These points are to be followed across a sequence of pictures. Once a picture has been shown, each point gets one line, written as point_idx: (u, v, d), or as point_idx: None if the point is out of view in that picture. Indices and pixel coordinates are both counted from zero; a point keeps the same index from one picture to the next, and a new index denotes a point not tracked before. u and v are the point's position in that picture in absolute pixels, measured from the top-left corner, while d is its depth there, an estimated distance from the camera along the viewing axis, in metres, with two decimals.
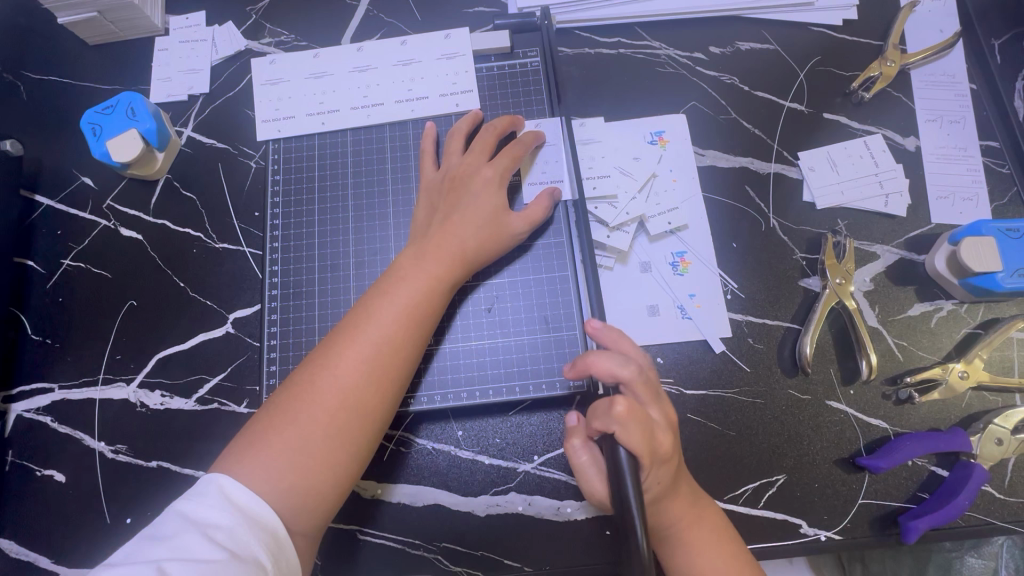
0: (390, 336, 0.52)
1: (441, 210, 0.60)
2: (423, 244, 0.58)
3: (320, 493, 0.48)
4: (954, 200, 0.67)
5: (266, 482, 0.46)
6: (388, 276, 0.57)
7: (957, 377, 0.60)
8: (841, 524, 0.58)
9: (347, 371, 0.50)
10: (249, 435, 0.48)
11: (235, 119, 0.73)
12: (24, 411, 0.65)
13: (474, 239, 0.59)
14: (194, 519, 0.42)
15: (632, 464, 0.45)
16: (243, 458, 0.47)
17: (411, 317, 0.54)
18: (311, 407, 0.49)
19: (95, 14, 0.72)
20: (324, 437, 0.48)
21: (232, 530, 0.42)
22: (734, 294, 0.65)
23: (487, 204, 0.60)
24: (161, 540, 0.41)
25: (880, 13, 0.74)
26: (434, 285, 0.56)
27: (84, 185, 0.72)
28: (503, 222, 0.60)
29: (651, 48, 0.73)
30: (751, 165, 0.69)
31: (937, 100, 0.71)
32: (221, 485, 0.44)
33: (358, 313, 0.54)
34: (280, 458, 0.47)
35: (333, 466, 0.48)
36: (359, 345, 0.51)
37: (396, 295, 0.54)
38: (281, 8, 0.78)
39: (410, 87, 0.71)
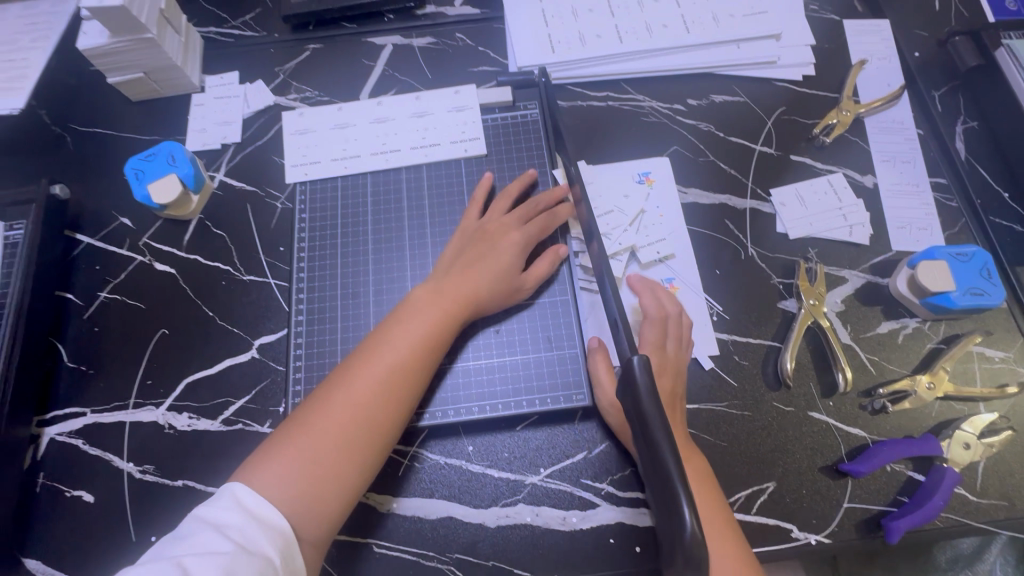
0: (405, 360, 0.58)
1: (467, 256, 0.67)
2: (443, 283, 0.64)
3: (329, 503, 0.52)
4: (910, 229, 0.75)
5: (278, 488, 0.50)
6: (405, 306, 0.62)
7: (925, 388, 0.66)
8: (829, 528, 0.62)
9: (363, 391, 0.55)
10: (269, 444, 0.53)
11: (264, 165, 0.81)
12: (57, 434, 0.69)
13: (487, 285, 0.65)
14: (209, 520, 0.47)
15: (647, 375, 0.43)
16: (261, 465, 0.51)
17: (422, 343, 0.59)
18: (325, 422, 0.53)
19: (141, 74, 0.81)
20: (336, 449, 0.53)
21: (243, 528, 0.47)
22: (720, 316, 0.71)
23: (507, 260, 0.66)
24: (179, 539, 0.46)
25: (833, 71, 0.84)
26: (452, 319, 0.62)
27: (122, 225, 0.79)
28: (516, 280, 0.67)
29: (636, 100, 0.83)
30: (729, 201, 0.77)
31: (889, 143, 0.80)
32: (235, 492, 0.49)
33: (376, 338, 0.59)
34: (293, 469, 0.51)
35: (341, 478, 0.52)
36: (375, 366, 0.57)
37: (412, 323, 0.60)
38: (307, 67, 0.87)
39: (425, 135, 0.79)
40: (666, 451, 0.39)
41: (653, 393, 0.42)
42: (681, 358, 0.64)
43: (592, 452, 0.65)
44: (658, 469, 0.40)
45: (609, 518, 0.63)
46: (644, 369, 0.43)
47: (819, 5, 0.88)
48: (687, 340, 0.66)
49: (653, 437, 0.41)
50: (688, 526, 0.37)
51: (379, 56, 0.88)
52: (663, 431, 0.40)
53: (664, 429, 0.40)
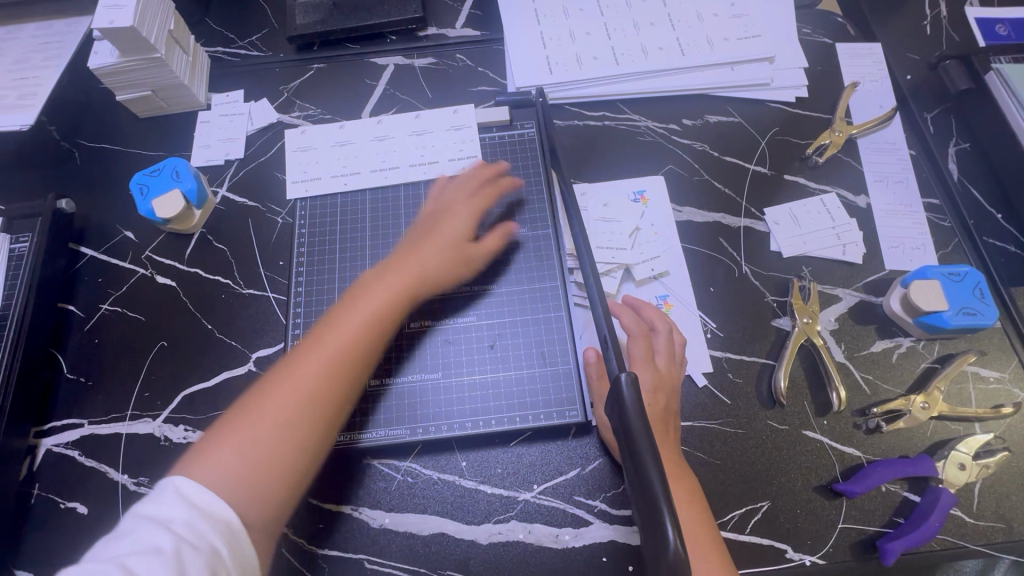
0: (352, 335, 0.58)
1: (421, 229, 0.70)
2: (391, 261, 0.67)
3: (273, 481, 0.51)
4: (904, 249, 0.76)
5: (219, 473, 0.50)
6: (355, 290, 0.64)
7: (919, 408, 0.66)
8: (824, 548, 0.62)
9: (304, 368, 0.56)
10: (210, 433, 0.53)
11: (266, 181, 0.83)
12: (54, 445, 0.69)
13: (437, 263, 0.67)
14: (150, 515, 0.45)
15: (635, 391, 0.43)
16: (202, 453, 0.51)
17: (368, 323, 0.60)
18: (268, 403, 0.54)
19: (149, 92, 0.83)
20: (279, 430, 0.53)
21: (186, 521, 0.45)
22: (714, 333, 0.71)
23: (456, 232, 0.69)
24: (120, 539, 0.44)
25: (826, 93, 0.86)
26: (401, 293, 0.63)
27: (126, 239, 0.80)
28: (467, 249, 0.69)
29: (632, 120, 0.84)
30: (723, 220, 0.78)
31: (882, 163, 0.81)
32: (176, 483, 0.47)
33: (325, 322, 0.60)
34: (236, 452, 0.51)
35: (286, 456, 0.53)
36: (318, 347, 0.57)
37: (358, 304, 0.61)
38: (310, 86, 0.90)
39: (424, 153, 0.81)
40: (650, 464, 0.40)
41: (640, 409, 0.43)
42: (673, 371, 0.64)
43: (585, 469, 0.65)
44: (642, 485, 0.41)
45: (602, 536, 0.63)
46: (632, 388, 0.44)
47: (812, 29, 0.91)
48: (681, 356, 0.67)
49: (638, 452, 0.41)
50: (670, 539, 0.37)
51: (381, 75, 0.90)
52: (649, 448, 0.41)
53: (649, 444, 0.41)
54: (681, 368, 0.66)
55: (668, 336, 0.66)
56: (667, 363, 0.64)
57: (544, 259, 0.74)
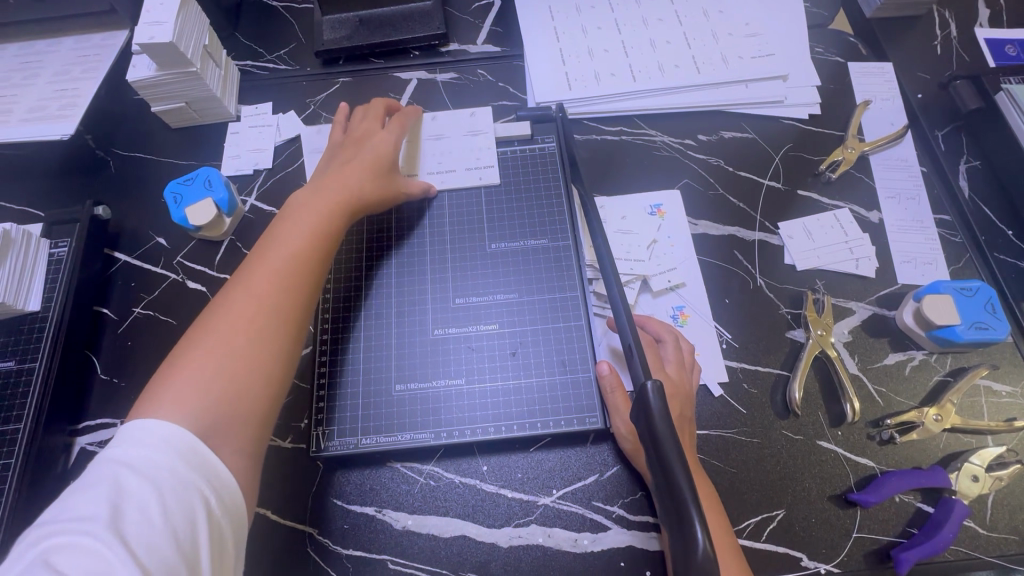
0: (297, 249, 0.64)
1: (340, 158, 0.75)
2: (318, 182, 0.72)
3: (249, 389, 0.55)
4: (916, 264, 0.77)
5: (192, 389, 0.52)
6: (273, 224, 0.68)
7: (932, 420, 0.67)
8: (839, 557, 0.63)
9: (260, 280, 0.60)
10: (169, 361, 0.55)
11: (293, 190, 0.85)
12: (87, 444, 0.71)
13: (363, 187, 0.73)
14: (123, 463, 0.46)
15: (661, 400, 0.45)
16: (168, 378, 0.53)
17: (310, 240, 0.65)
18: (228, 317, 0.57)
19: (182, 104, 0.86)
20: (246, 342, 0.56)
21: (163, 465, 0.46)
22: (729, 344, 0.73)
23: (369, 161, 0.74)
24: (94, 487, 0.44)
25: (838, 110, 0.88)
26: (322, 216, 0.68)
27: (158, 245, 0.83)
28: (390, 172, 0.76)
29: (649, 135, 0.87)
30: (738, 233, 0.80)
31: (894, 180, 0.83)
32: (142, 425, 0.48)
33: (258, 250, 0.64)
34: (205, 365, 0.54)
35: (260, 358, 0.56)
36: (266, 265, 0.62)
37: (295, 227, 0.66)
38: (336, 100, 0.93)
39: (440, 160, 0.83)
40: (677, 469, 0.42)
41: (666, 417, 0.45)
42: (684, 380, 0.64)
43: (603, 475, 0.67)
44: (670, 491, 0.43)
45: (620, 541, 0.64)
46: (659, 396, 0.46)
47: (824, 48, 0.93)
48: (690, 363, 0.67)
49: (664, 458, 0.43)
50: (700, 542, 0.39)
51: (405, 89, 0.93)
52: (676, 456, 0.43)
53: (676, 451, 0.43)
54: (692, 376, 0.67)
55: (675, 344, 0.67)
56: (678, 372, 0.65)
57: (563, 268, 0.76)
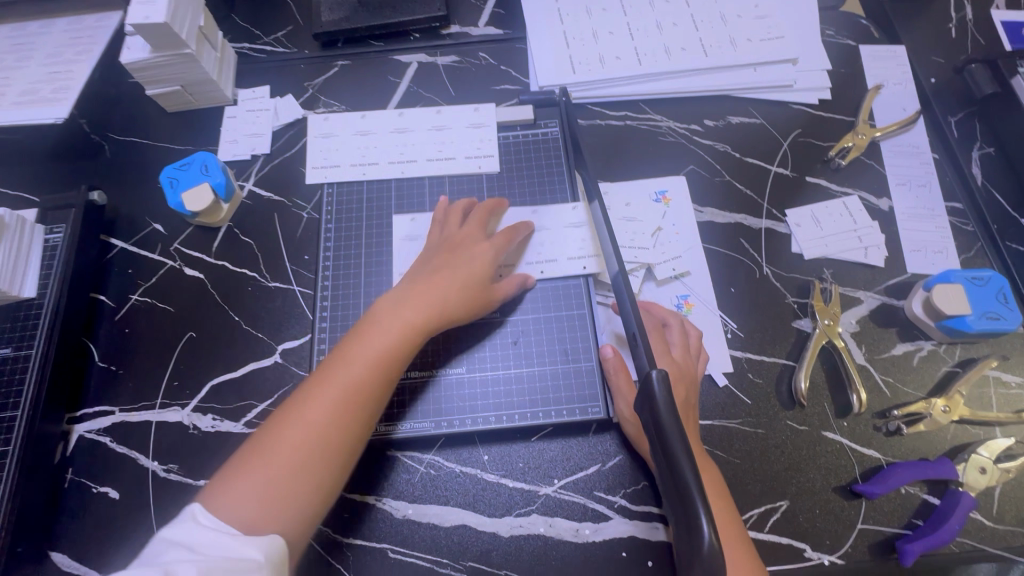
0: (359, 379, 0.58)
1: (434, 263, 0.67)
2: (405, 292, 0.65)
3: (297, 507, 0.53)
4: (926, 252, 0.76)
5: (245, 505, 0.51)
6: (364, 324, 0.62)
7: (940, 411, 0.66)
8: (843, 548, 0.62)
9: (317, 410, 0.56)
10: (235, 462, 0.54)
11: (291, 176, 0.84)
12: (86, 431, 0.71)
13: (453, 299, 0.64)
14: (181, 539, 0.47)
15: (666, 388, 0.44)
16: (228, 485, 0.52)
17: (377, 368, 0.59)
18: (281, 441, 0.54)
19: (177, 87, 0.84)
20: (293, 473, 0.53)
21: (217, 539, 0.48)
22: (734, 333, 0.72)
23: (472, 269, 0.67)
24: (158, 556, 0.46)
25: (849, 95, 0.86)
26: (400, 342, 0.61)
27: (155, 231, 0.82)
28: (486, 286, 0.67)
29: (654, 120, 0.85)
30: (745, 221, 0.78)
31: (905, 167, 0.81)
32: (195, 513, 0.49)
33: (335, 361, 0.59)
34: (252, 490, 0.52)
35: (299, 498, 0.53)
36: (325, 397, 0.57)
37: (367, 348, 0.60)
38: (335, 83, 0.91)
39: (539, 252, 0.73)
40: (682, 459, 0.41)
41: (671, 407, 0.44)
42: (690, 363, 0.65)
43: (605, 465, 0.66)
44: (675, 482, 0.42)
45: (621, 531, 0.64)
46: (664, 386, 0.44)
47: (836, 30, 0.90)
48: (696, 349, 0.68)
49: (669, 448, 0.42)
50: (706, 535, 0.38)
51: (405, 73, 0.91)
52: (681, 445, 0.41)
53: (682, 441, 0.42)
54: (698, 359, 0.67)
55: (681, 328, 0.67)
56: (683, 355, 0.65)
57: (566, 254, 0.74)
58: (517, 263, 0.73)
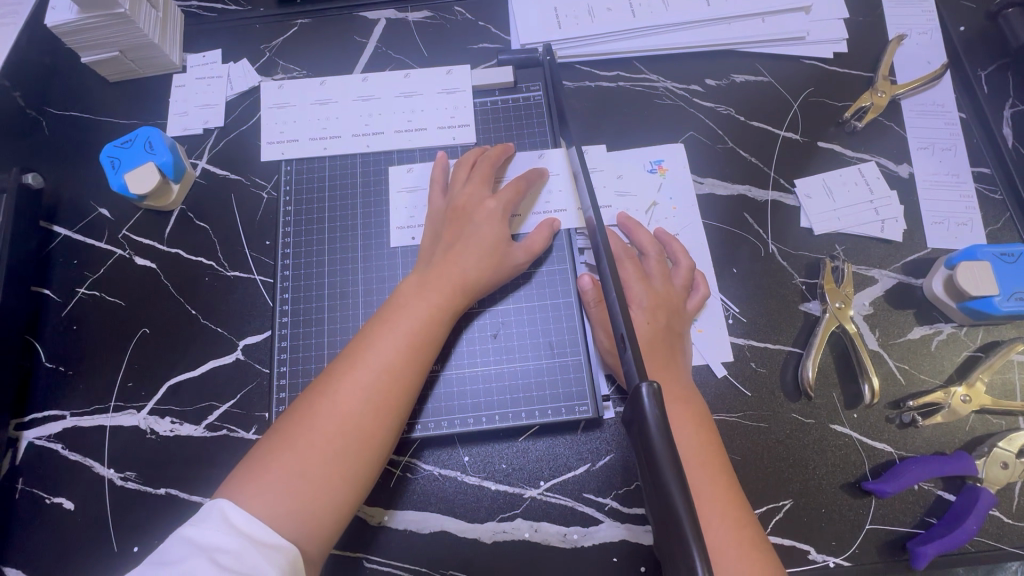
0: (391, 363, 0.53)
1: (446, 236, 0.61)
2: (427, 269, 0.59)
3: (327, 505, 0.48)
4: (949, 225, 0.69)
5: (266, 504, 0.46)
6: (389, 305, 0.57)
7: (960, 401, 0.61)
8: (850, 550, 0.58)
9: (347, 397, 0.51)
10: (254, 459, 0.49)
11: (247, 152, 0.76)
12: (36, 438, 0.66)
13: (476, 269, 0.60)
14: (197, 542, 0.43)
15: (657, 404, 0.38)
16: (247, 482, 0.47)
17: (411, 349, 0.54)
18: (310, 432, 0.49)
19: (116, 53, 0.75)
20: (323, 467, 0.48)
21: (233, 551, 0.42)
22: (736, 319, 0.66)
23: (489, 235, 0.61)
24: (168, 564, 0.41)
25: (868, 47, 0.77)
26: (428, 321, 0.56)
27: (101, 216, 0.74)
28: (504, 251, 0.62)
29: (650, 80, 0.76)
30: (749, 193, 0.71)
31: (928, 128, 0.73)
32: (222, 509, 0.45)
33: (359, 343, 0.54)
34: (281, 484, 0.47)
35: (334, 491, 0.48)
36: (354, 381, 0.51)
37: (396, 328, 0.55)
38: (294, 45, 0.81)
39: (547, 200, 0.68)
40: (674, 486, 0.35)
41: (664, 430, 0.38)
42: (673, 293, 0.62)
43: (595, 465, 0.61)
44: (665, 517, 0.36)
45: (612, 535, 0.59)
46: (656, 407, 0.38)
47: None
48: (687, 281, 0.63)
49: (660, 472, 0.36)
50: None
51: (371, 31, 0.81)
52: (673, 473, 0.36)
53: (674, 466, 0.36)
54: (684, 291, 0.63)
55: (660, 257, 0.64)
56: (664, 283, 0.62)
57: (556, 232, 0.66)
58: (528, 212, 0.68)
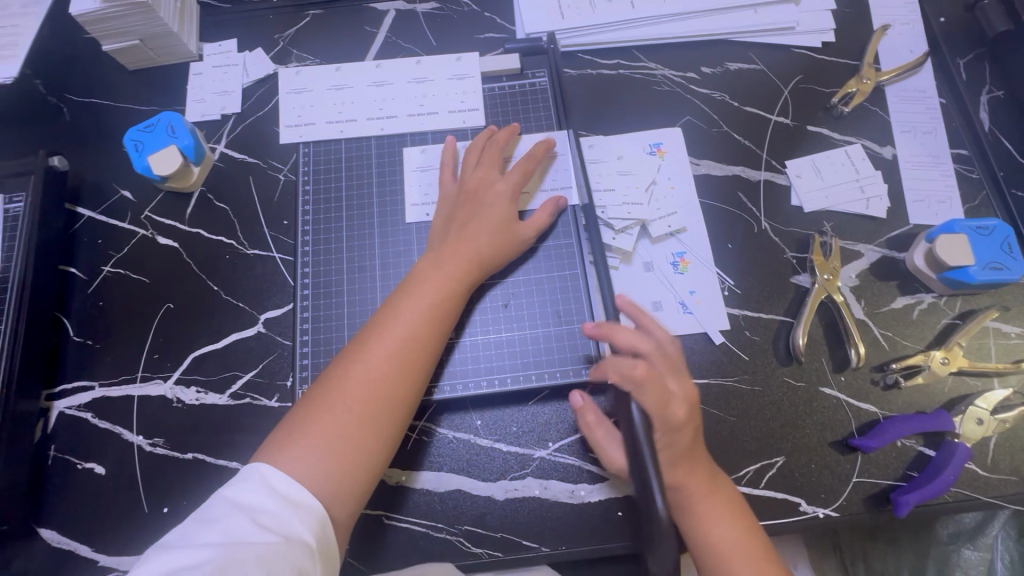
0: (413, 334, 0.57)
1: (459, 218, 0.65)
2: (442, 248, 0.63)
3: (362, 464, 0.51)
4: (929, 203, 0.73)
5: (306, 465, 0.49)
6: (409, 280, 0.61)
7: (938, 363, 0.65)
8: (837, 502, 0.63)
9: (376, 364, 0.54)
10: (289, 425, 0.52)
11: (265, 136, 0.79)
12: (66, 408, 0.69)
13: (487, 244, 0.63)
14: (237, 503, 0.46)
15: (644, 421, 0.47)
16: (285, 447, 0.50)
17: (432, 318, 0.58)
18: (343, 399, 0.53)
19: (137, 42, 0.78)
20: (357, 429, 0.52)
21: (271, 510, 0.46)
22: (731, 290, 0.70)
23: (499, 213, 0.65)
24: (209, 522, 0.44)
25: (855, 36, 0.81)
26: (448, 294, 0.60)
27: (123, 198, 0.77)
28: (514, 229, 0.65)
29: (648, 68, 0.80)
30: (743, 173, 0.75)
31: (910, 113, 0.77)
32: (261, 472, 0.48)
33: (383, 315, 0.58)
34: (318, 447, 0.50)
35: (367, 454, 0.52)
36: (382, 349, 0.55)
37: (417, 300, 0.58)
38: (307, 35, 0.84)
39: (553, 180, 0.72)
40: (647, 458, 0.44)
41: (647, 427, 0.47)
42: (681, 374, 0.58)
43: None
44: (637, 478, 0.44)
45: (617, 491, 0.63)
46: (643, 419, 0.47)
47: None
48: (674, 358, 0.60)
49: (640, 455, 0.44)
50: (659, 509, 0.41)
51: (383, 22, 0.84)
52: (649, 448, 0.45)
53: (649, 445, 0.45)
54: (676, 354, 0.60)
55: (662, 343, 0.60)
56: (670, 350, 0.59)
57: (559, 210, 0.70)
58: (535, 190, 0.71)
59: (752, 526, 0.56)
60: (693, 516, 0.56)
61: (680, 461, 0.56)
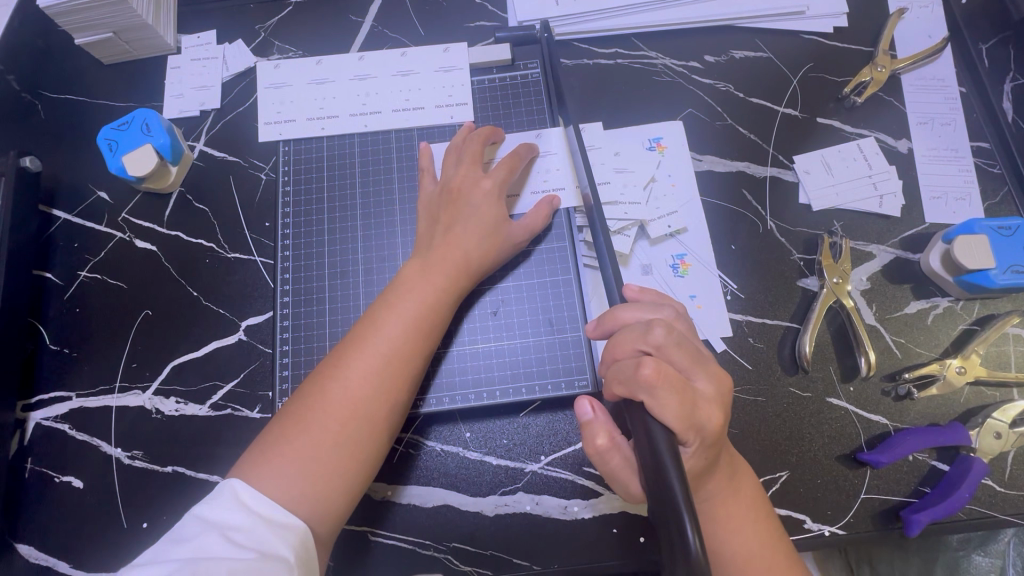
0: (397, 348, 0.53)
1: (442, 221, 0.61)
2: (428, 253, 0.59)
3: (339, 486, 0.49)
4: (947, 200, 0.69)
5: (280, 488, 0.47)
6: (393, 287, 0.57)
7: (955, 373, 0.61)
8: (844, 519, 0.60)
9: (355, 381, 0.51)
10: (265, 444, 0.49)
11: (245, 133, 0.76)
12: (43, 419, 0.67)
13: (476, 248, 0.60)
14: (211, 520, 0.44)
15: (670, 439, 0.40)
16: (260, 466, 0.48)
17: (418, 331, 0.55)
18: (323, 417, 0.50)
19: (109, 35, 0.74)
20: (336, 449, 0.49)
21: (245, 528, 0.44)
22: (734, 295, 0.66)
23: (487, 214, 0.61)
24: (182, 541, 0.43)
25: (869, 21, 0.76)
26: (434, 304, 0.56)
27: (99, 199, 0.74)
28: (503, 230, 0.62)
29: (648, 57, 0.75)
30: (748, 169, 0.71)
31: (927, 103, 0.73)
32: (234, 488, 0.46)
33: (365, 326, 0.55)
34: (292, 468, 0.48)
35: (345, 476, 0.49)
36: (364, 364, 0.52)
37: (402, 311, 0.55)
38: (289, 25, 0.80)
39: (544, 180, 0.68)
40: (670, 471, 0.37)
41: (669, 439, 0.40)
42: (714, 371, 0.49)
43: None
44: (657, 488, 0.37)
45: (611, 507, 0.60)
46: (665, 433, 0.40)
47: None
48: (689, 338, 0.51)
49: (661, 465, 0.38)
50: (693, 545, 0.33)
51: (368, 10, 0.80)
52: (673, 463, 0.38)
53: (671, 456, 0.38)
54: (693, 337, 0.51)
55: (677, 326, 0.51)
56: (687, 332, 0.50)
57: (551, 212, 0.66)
58: (523, 191, 0.68)
59: (771, 527, 0.50)
60: (713, 525, 0.49)
61: (708, 468, 0.47)
